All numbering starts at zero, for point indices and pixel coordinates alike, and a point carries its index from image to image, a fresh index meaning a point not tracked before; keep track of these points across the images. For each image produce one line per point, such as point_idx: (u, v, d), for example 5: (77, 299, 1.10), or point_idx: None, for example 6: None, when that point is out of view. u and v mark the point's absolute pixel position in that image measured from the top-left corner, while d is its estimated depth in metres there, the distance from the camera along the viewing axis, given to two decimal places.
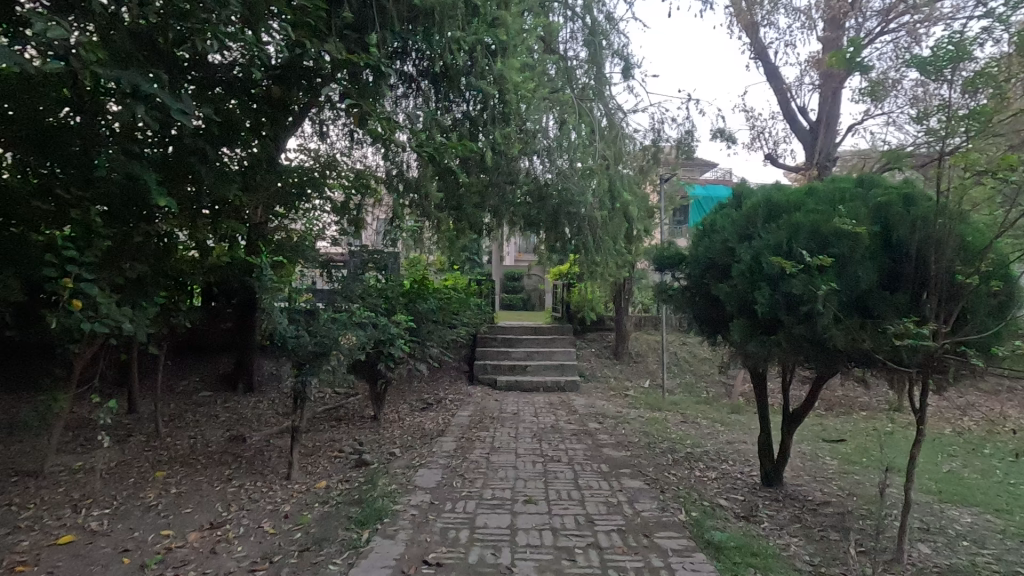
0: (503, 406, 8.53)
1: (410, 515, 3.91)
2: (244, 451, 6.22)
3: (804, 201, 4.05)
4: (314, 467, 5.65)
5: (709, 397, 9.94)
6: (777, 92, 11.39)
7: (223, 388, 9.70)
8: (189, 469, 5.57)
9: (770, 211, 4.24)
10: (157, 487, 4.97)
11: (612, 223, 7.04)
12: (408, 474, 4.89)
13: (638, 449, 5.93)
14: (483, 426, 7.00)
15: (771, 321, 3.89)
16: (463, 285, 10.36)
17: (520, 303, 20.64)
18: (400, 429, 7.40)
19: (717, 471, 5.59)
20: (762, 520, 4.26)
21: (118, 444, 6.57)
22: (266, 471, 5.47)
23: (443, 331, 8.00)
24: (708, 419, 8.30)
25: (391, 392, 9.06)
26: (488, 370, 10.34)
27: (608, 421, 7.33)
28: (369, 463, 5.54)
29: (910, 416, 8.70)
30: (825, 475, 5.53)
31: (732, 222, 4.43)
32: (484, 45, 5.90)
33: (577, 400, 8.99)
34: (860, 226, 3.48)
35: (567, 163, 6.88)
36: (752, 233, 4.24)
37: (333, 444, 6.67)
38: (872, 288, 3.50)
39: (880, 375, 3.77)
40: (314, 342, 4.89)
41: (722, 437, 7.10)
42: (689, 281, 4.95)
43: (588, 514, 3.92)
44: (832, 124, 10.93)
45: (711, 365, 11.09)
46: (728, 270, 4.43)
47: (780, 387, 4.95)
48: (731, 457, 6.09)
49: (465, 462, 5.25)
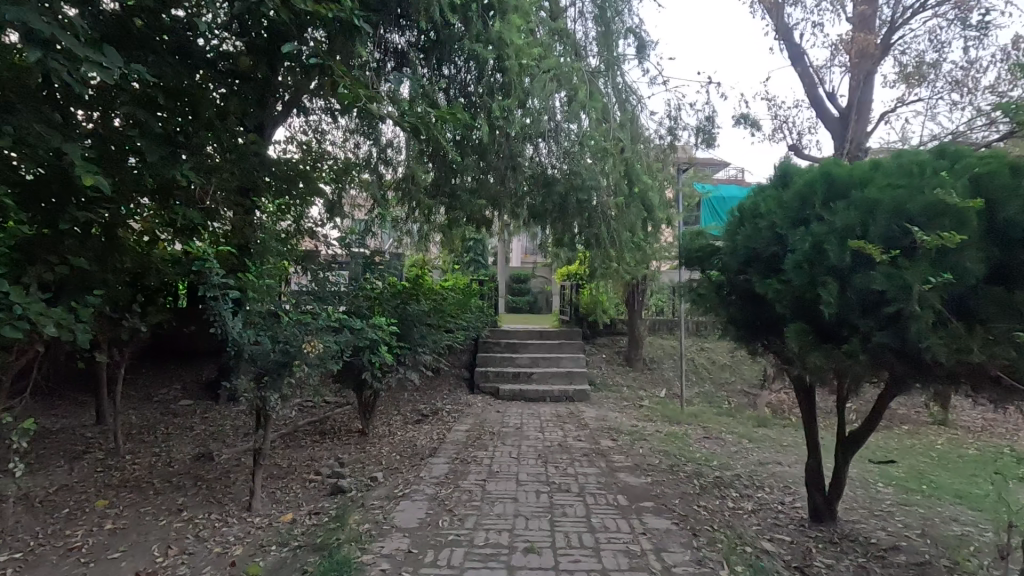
0: (505, 419, 7.71)
1: (381, 570, 3.12)
2: (208, 473, 5.46)
3: (876, 176, 3.22)
4: (283, 495, 4.88)
5: (732, 408, 9.08)
6: (803, 79, 10.56)
7: (204, 396, 8.93)
8: (139, 497, 4.84)
9: (831, 189, 3.42)
10: (91, 521, 4.24)
11: (628, 214, 6.22)
12: (386, 509, 4.10)
13: (660, 475, 5.11)
14: (481, 444, 6.19)
15: (839, 327, 3.05)
16: (463, 286, 9.58)
17: (527, 305, 19.82)
18: (389, 446, 6.62)
19: (754, 502, 4.75)
20: (821, 573, 3.43)
21: (69, 464, 5.85)
22: (226, 499, 4.70)
23: (439, 336, 7.21)
24: (733, 434, 7.45)
25: (384, 403, 8.29)
26: (490, 377, 9.55)
27: (623, 438, 6.49)
28: (346, 491, 4.75)
29: (960, 433, 7.80)
30: (883, 507, 4.68)
31: (781, 204, 3.61)
32: (479, 4, 5.23)
33: (587, 412, 8.18)
34: (965, 199, 2.64)
35: (576, 145, 6.09)
36: (808, 216, 3.42)
37: (311, 464, 5.89)
38: (981, 282, 2.66)
39: (986, 398, 2.91)
40: (276, 349, 4.11)
41: (753, 456, 6.26)
42: (725, 277, 4.13)
43: (604, 569, 3.11)
44: (863, 111, 10.08)
45: (731, 373, 10.23)
46: (776, 262, 3.61)
47: (835, 405, 4.10)
48: (769, 484, 5.23)
49: (457, 491, 4.45)
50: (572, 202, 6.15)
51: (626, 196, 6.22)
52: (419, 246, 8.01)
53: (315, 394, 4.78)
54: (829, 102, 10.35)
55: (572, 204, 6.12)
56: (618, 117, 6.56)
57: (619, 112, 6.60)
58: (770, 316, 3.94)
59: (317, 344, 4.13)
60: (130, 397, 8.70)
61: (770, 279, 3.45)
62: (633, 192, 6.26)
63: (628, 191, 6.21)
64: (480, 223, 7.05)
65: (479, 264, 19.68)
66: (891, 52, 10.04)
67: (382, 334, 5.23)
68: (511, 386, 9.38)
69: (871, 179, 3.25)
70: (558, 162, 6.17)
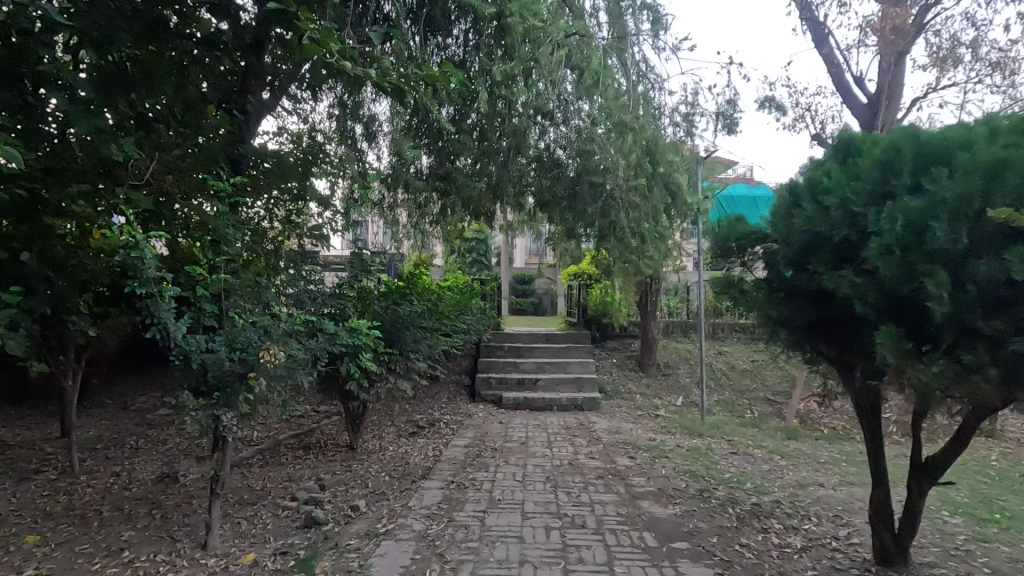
0: (509, 431, 7.00)
1: None
2: (168, 499, 4.76)
3: (986, 136, 2.52)
4: (249, 528, 4.16)
5: (756, 418, 8.33)
6: (827, 63, 9.83)
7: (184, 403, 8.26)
8: (79, 532, 4.12)
9: (923, 154, 2.70)
10: (12, 567, 3.54)
11: (649, 202, 5.49)
12: (366, 552, 3.39)
13: (689, 503, 4.38)
14: (482, 463, 5.46)
15: (945, 329, 2.33)
16: (463, 285, 8.89)
17: (531, 305, 19.12)
18: (378, 463, 5.91)
19: (803, 537, 4.02)
20: None
21: (16, 487, 5.18)
22: (179, 534, 3.99)
23: (436, 340, 6.50)
24: (762, 449, 6.71)
25: (376, 414, 7.59)
26: (492, 384, 8.85)
27: (641, 456, 5.76)
28: (321, 524, 4.04)
29: (1013, 448, 7.05)
30: (957, 544, 3.95)
31: (850, 177, 2.92)
32: None
33: (598, 423, 7.47)
34: None
35: (589, 122, 5.40)
36: (896, 189, 2.70)
37: (290, 487, 5.17)
38: None
39: None
40: (232, 357, 3.38)
41: (789, 476, 5.52)
42: (778, 267, 3.41)
43: None
44: (894, 96, 9.35)
45: (753, 379, 9.49)
46: (848, 248, 2.90)
47: (911, 425, 3.36)
48: (815, 513, 4.50)
49: (452, 527, 3.74)
50: (585, 187, 5.42)
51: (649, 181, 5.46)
52: (415, 242, 7.31)
53: (286, 409, 4.06)
54: (856, 87, 9.61)
55: (584, 189, 5.40)
56: (637, 92, 5.82)
57: (637, 87, 5.88)
58: (840, 314, 3.20)
59: (277, 352, 3.37)
60: (104, 407, 8.01)
61: (846, 268, 2.74)
62: (656, 177, 5.51)
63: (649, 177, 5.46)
64: (481, 215, 6.35)
65: (482, 265, 19.06)
66: (924, 32, 9.31)
67: (364, 338, 4.49)
68: (515, 394, 8.67)
69: (979, 138, 2.53)
70: (570, 143, 5.45)
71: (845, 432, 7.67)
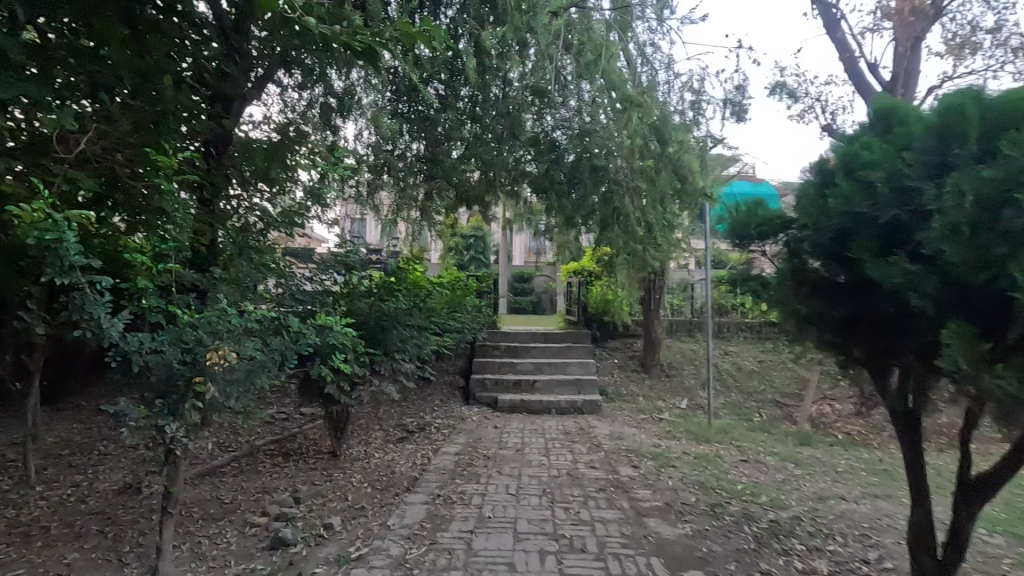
0: (504, 436, 6.57)
1: None
2: (125, 514, 4.32)
3: None
4: (210, 550, 3.73)
5: (765, 423, 7.88)
6: (841, 51, 9.38)
7: None
8: (17, 554, 3.69)
9: (994, 116, 2.23)
10: None
11: (657, 190, 5.03)
12: None
13: (699, 521, 3.95)
14: (472, 474, 5.02)
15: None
16: (457, 280, 8.47)
17: (531, 304, 18.68)
18: (362, 473, 5.47)
19: (828, 561, 3.59)
20: None
21: None
22: (129, 557, 3.57)
23: (426, 340, 6.05)
24: (774, 456, 6.28)
25: (364, 418, 7.16)
26: (487, 386, 8.42)
27: (645, 465, 5.32)
28: (289, 547, 3.60)
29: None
30: (1003, 569, 3.51)
31: (899, 149, 2.47)
32: None
33: (599, 427, 7.05)
34: None
35: (593, 102, 4.94)
36: (958, 160, 2.25)
37: (262, 500, 4.73)
38: None
39: None
40: (178, 357, 2.89)
41: (806, 488, 5.09)
42: (810, 256, 2.97)
43: None
44: (911, 84, 8.90)
45: (761, 381, 9.06)
46: (896, 231, 2.45)
47: (961, 439, 2.92)
48: (839, 531, 4.06)
49: (434, 552, 3.31)
50: (587, 171, 4.96)
51: (658, 165, 4.99)
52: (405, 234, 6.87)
53: (250, 416, 3.62)
54: (871, 75, 9.16)
55: (586, 174, 4.93)
56: (643, 70, 5.35)
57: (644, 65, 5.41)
58: (885, 308, 2.75)
59: (225, 354, 2.84)
60: (79, 409, 7.59)
61: (898, 254, 2.30)
62: (664, 162, 5.04)
63: (657, 162, 4.99)
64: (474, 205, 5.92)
65: (480, 262, 18.79)
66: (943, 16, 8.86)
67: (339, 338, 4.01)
68: (512, 396, 8.24)
69: None
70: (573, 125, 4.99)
71: (861, 438, 7.22)
